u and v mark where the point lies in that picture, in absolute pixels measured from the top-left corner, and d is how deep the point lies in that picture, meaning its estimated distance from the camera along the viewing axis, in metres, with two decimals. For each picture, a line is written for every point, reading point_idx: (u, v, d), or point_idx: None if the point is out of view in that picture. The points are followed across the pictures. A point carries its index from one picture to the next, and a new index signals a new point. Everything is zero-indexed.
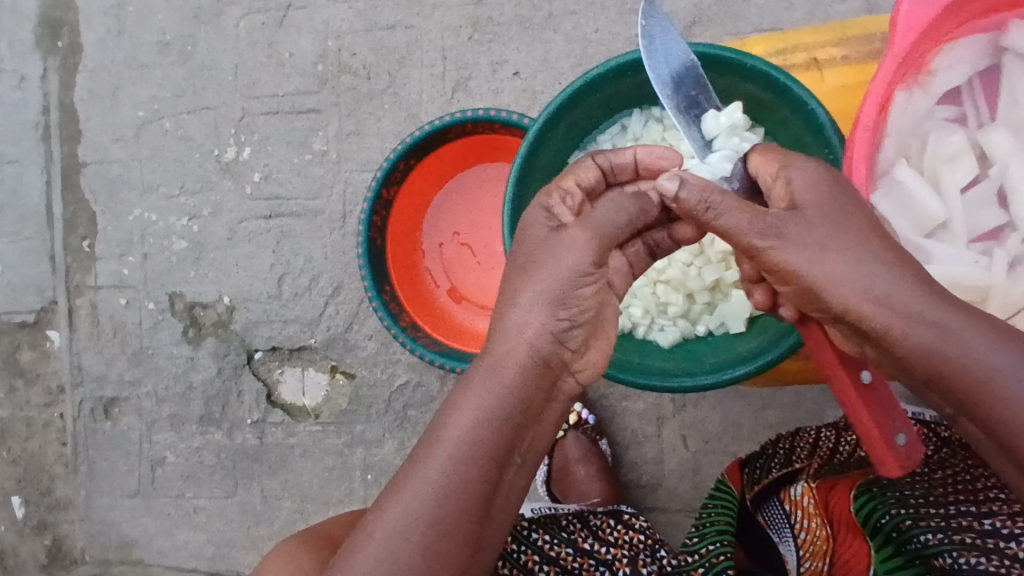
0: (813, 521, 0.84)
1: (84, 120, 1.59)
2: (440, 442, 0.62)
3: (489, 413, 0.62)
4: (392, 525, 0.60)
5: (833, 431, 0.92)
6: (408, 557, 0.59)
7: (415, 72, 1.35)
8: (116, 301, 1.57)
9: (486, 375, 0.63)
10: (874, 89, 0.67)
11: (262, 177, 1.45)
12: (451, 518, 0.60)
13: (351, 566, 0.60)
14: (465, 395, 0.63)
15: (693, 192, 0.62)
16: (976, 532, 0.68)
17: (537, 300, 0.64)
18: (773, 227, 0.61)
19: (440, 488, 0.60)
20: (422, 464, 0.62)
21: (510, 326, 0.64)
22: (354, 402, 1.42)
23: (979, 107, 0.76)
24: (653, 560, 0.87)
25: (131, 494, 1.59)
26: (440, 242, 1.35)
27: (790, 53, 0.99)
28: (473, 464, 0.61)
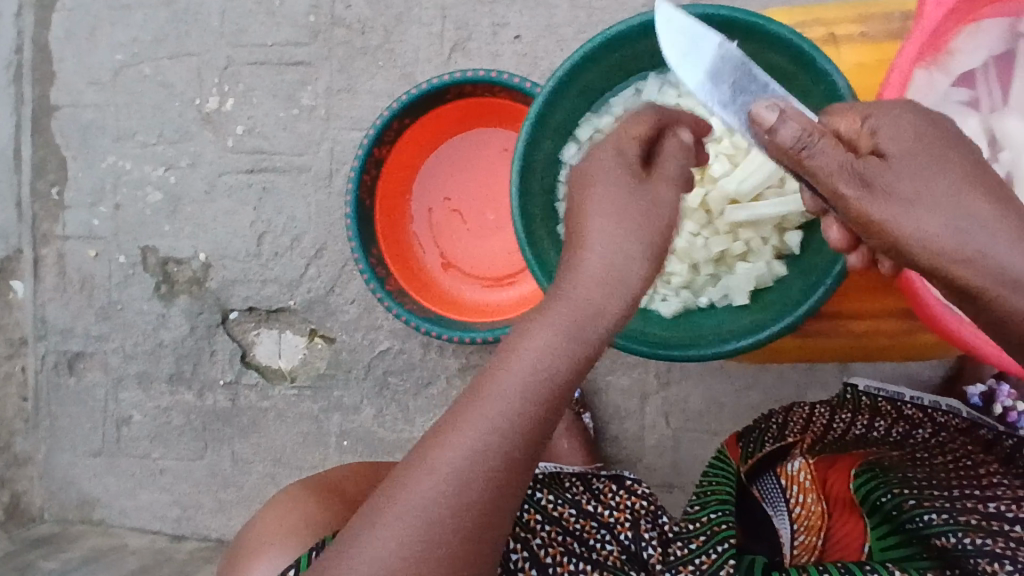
0: (809, 496, 0.90)
1: (58, 61, 1.51)
2: (504, 379, 0.60)
3: (563, 353, 0.59)
4: (449, 456, 0.59)
5: (826, 408, 0.97)
6: (464, 489, 0.58)
7: (413, 29, 1.30)
8: (85, 252, 1.50)
9: (553, 316, 0.60)
10: (899, 66, 0.67)
11: (245, 131, 1.39)
12: (514, 452, 0.59)
13: (408, 489, 0.59)
14: (539, 330, 0.60)
15: (790, 132, 0.57)
16: (981, 514, 0.74)
17: (615, 244, 0.61)
18: (861, 174, 0.58)
19: (502, 426, 0.59)
20: (488, 396, 0.60)
21: (584, 273, 0.60)
22: (332, 367, 1.39)
23: (993, 91, 0.75)
24: (655, 526, 0.92)
25: (95, 452, 1.54)
26: (430, 207, 1.31)
27: (809, 26, 0.96)
28: (542, 402, 0.59)
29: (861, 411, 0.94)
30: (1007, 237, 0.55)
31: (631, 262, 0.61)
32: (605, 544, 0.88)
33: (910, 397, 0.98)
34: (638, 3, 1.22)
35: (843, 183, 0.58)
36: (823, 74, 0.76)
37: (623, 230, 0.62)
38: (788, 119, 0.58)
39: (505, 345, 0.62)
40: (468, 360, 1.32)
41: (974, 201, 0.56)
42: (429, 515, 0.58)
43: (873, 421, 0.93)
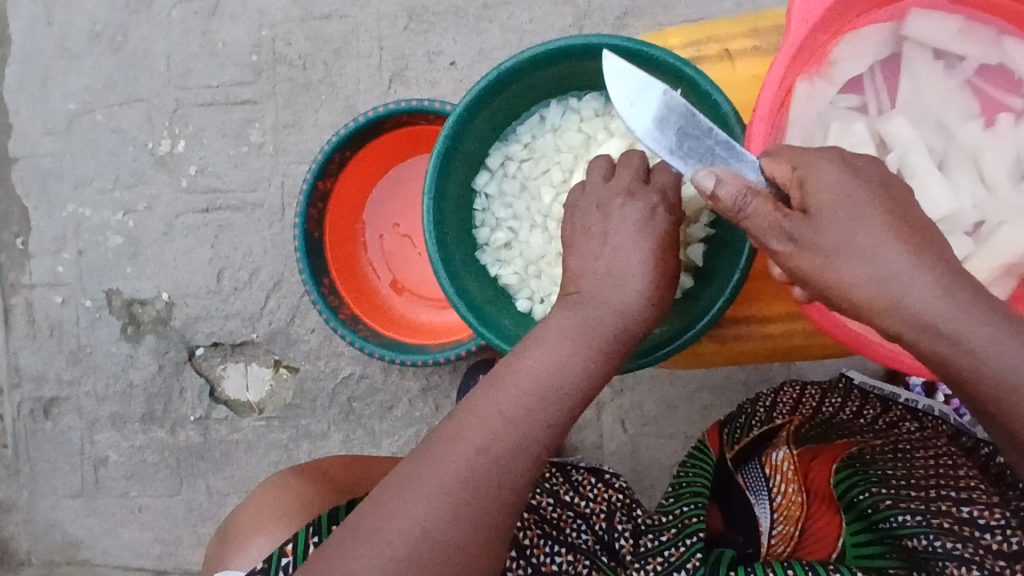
0: (790, 486, 0.94)
1: (13, 114, 1.54)
2: (530, 373, 0.68)
3: (582, 352, 0.69)
4: (478, 434, 0.64)
5: (817, 390, 1.03)
6: (489, 467, 0.63)
7: (352, 62, 1.34)
8: (52, 298, 1.53)
9: (578, 322, 0.70)
10: (771, 78, 0.70)
11: (198, 170, 1.42)
12: (535, 434, 0.66)
13: (440, 455, 0.64)
14: (564, 331, 0.70)
15: (730, 191, 0.62)
16: (954, 517, 0.78)
17: (637, 271, 0.72)
18: (787, 231, 0.60)
19: (525, 415, 0.66)
20: (515, 381, 0.67)
21: (608, 292, 0.71)
22: (299, 396, 1.41)
23: (879, 95, 0.78)
24: (629, 518, 0.93)
25: (75, 494, 1.56)
26: (380, 233, 1.34)
27: (704, 44, 1.00)
28: (563, 394, 0.67)
29: (850, 398, 1.00)
30: (924, 284, 0.56)
31: (646, 286, 0.72)
32: (581, 534, 0.90)
33: (903, 399, 1.00)
34: (566, 23, 1.25)
35: (771, 242, 0.61)
36: (710, 95, 0.78)
37: (643, 257, 0.72)
38: (725, 182, 0.62)
39: (529, 345, 0.70)
40: (428, 380, 1.35)
41: (893, 251, 0.57)
42: (461, 482, 0.62)
43: (862, 410, 0.99)
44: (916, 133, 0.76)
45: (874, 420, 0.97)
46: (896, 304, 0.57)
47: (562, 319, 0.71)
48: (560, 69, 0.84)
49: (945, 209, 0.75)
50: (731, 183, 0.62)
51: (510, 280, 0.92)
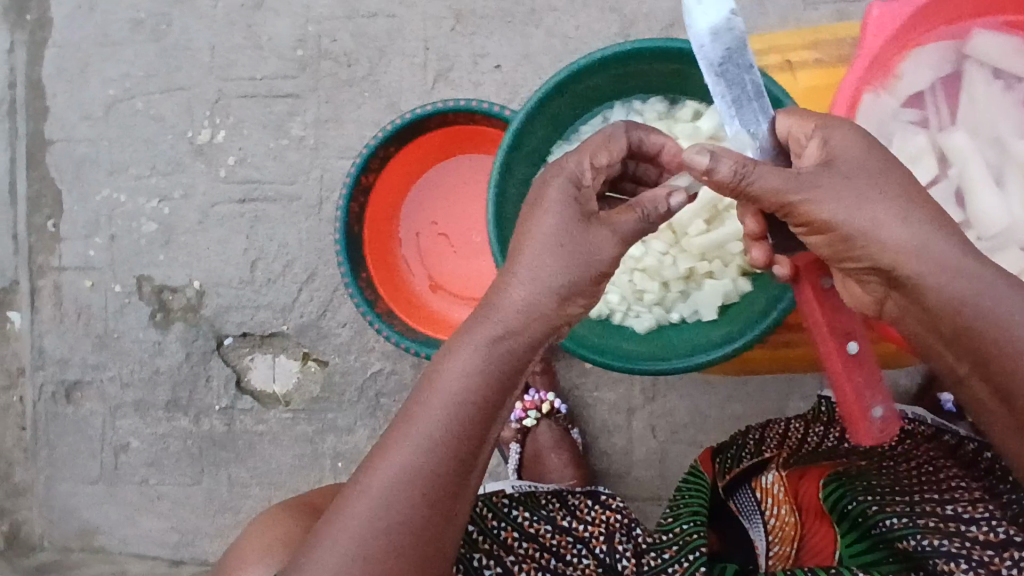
0: (782, 507, 0.94)
1: (51, 98, 1.55)
2: (437, 398, 0.65)
3: (485, 367, 0.65)
4: (397, 475, 0.64)
5: (801, 424, 1.02)
6: (406, 507, 0.63)
7: (396, 61, 1.35)
8: (81, 283, 1.53)
9: (483, 330, 0.66)
10: (844, 89, 0.73)
11: (236, 161, 1.43)
12: (444, 463, 0.64)
13: (351, 506, 0.64)
14: (463, 348, 0.66)
15: (729, 165, 0.63)
16: (939, 516, 0.79)
17: (538, 280, 0.67)
18: (808, 182, 0.64)
19: (434, 443, 0.64)
20: (419, 413, 0.65)
21: (510, 297, 0.67)
22: (326, 389, 1.42)
23: (942, 108, 0.80)
24: (630, 539, 0.91)
25: (93, 480, 1.56)
26: (417, 231, 1.35)
27: (766, 53, 1.03)
28: (468, 413, 0.64)
29: (833, 422, 0.98)
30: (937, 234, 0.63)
31: (546, 282, 0.66)
32: (581, 558, 0.87)
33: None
34: (612, 31, 1.27)
35: (790, 191, 0.64)
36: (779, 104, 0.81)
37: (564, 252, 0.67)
38: (721, 157, 0.64)
39: (436, 364, 0.67)
40: None
41: (911, 200, 0.65)
42: (375, 534, 0.63)
43: (844, 433, 0.96)
44: (977, 147, 0.78)
45: None
46: (917, 245, 0.63)
47: (469, 333, 0.66)
48: (628, 70, 0.87)
49: (1003, 221, 0.77)
50: (726, 157, 0.64)
51: None
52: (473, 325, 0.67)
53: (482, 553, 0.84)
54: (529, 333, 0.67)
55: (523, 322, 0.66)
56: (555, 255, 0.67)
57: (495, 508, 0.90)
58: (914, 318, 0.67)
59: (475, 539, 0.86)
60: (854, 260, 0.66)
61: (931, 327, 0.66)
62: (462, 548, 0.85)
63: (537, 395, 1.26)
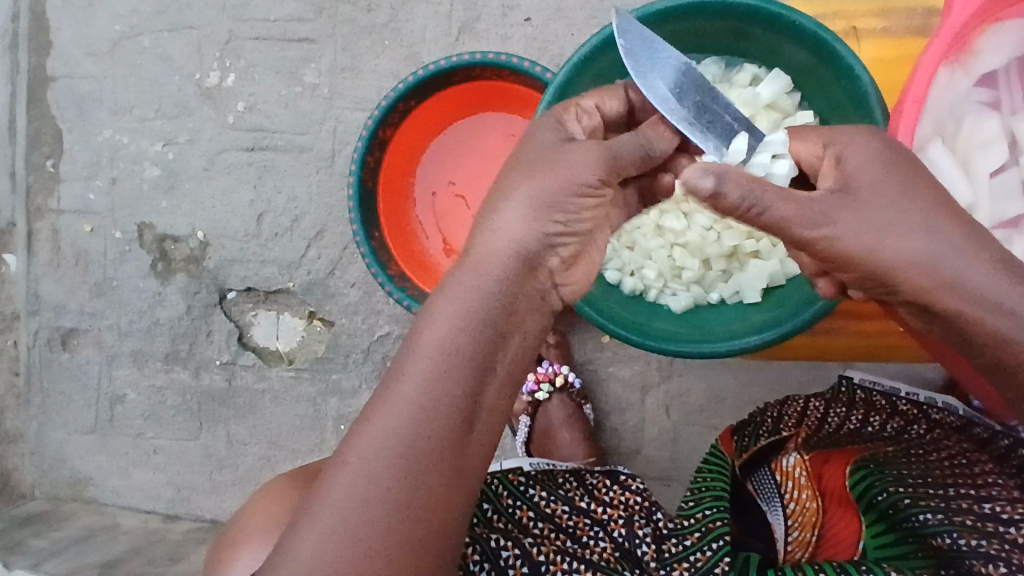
0: (804, 492, 0.88)
1: (55, 30, 1.47)
2: (415, 351, 0.59)
3: (466, 321, 0.58)
4: (376, 451, 0.57)
5: (821, 404, 0.98)
6: (389, 475, 0.57)
7: (420, 8, 1.28)
8: (80, 227, 1.47)
9: (463, 282, 0.59)
10: (924, 64, 0.70)
11: (246, 107, 1.36)
12: (431, 433, 0.57)
13: (330, 484, 0.58)
14: (442, 302, 0.59)
15: (733, 187, 0.56)
16: (977, 515, 0.73)
17: (516, 208, 0.60)
18: (822, 215, 0.58)
19: (417, 401, 0.57)
20: (399, 378, 0.59)
21: (489, 234, 0.61)
22: (331, 350, 1.37)
23: (1015, 91, 0.77)
24: (649, 522, 0.88)
25: (88, 430, 1.52)
26: (432, 190, 1.29)
27: (831, 19, 0.98)
28: (451, 374, 0.58)
29: (856, 405, 0.95)
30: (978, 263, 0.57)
31: (527, 216, 0.60)
32: (599, 541, 0.84)
33: (904, 394, 0.98)
34: None
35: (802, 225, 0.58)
36: (849, 70, 0.77)
37: (552, 179, 0.61)
38: (725, 180, 0.56)
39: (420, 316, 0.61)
40: None
41: (944, 228, 0.58)
42: (357, 515, 0.57)
43: (868, 417, 0.93)
44: None
45: (882, 429, 0.91)
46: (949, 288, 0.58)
47: (451, 278, 0.60)
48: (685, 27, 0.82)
49: None
50: (733, 180, 0.56)
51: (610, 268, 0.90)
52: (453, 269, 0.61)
53: (499, 534, 0.82)
54: (512, 269, 0.60)
55: (506, 257, 0.60)
56: (532, 173, 0.62)
57: (511, 487, 0.90)
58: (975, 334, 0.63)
59: (489, 518, 0.86)
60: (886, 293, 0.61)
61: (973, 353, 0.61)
62: (480, 528, 0.83)
63: (551, 367, 1.22)
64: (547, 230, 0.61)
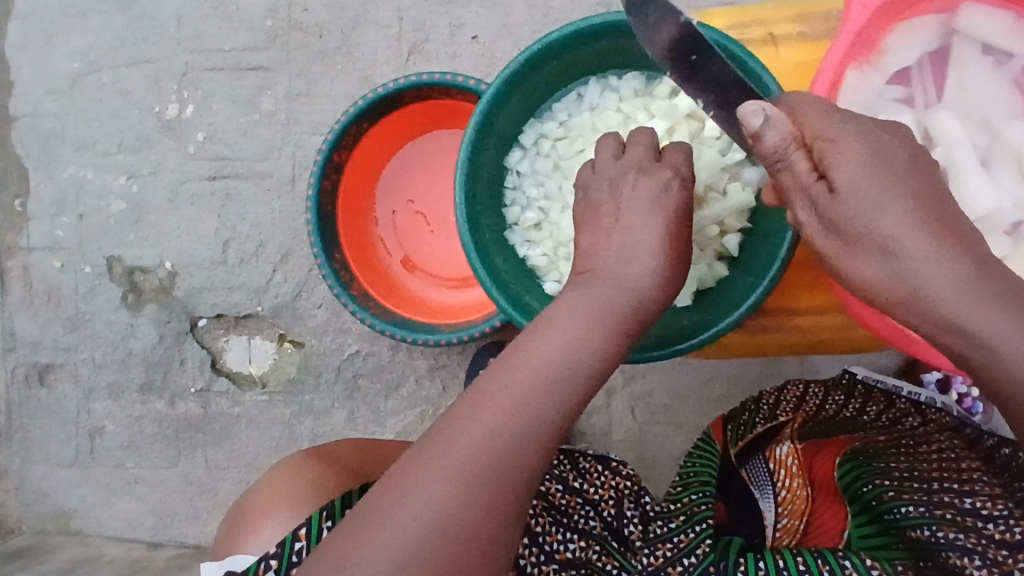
0: (795, 480, 0.90)
1: (16, 70, 1.49)
2: (552, 338, 0.66)
3: (604, 329, 0.67)
4: (507, 415, 0.62)
5: (820, 390, 0.98)
6: (513, 440, 0.61)
7: (370, 31, 1.30)
8: (50, 263, 1.49)
9: (609, 298, 0.68)
10: (825, 67, 0.73)
11: (206, 137, 1.38)
12: (554, 413, 0.63)
13: (456, 435, 0.61)
14: (584, 308, 0.68)
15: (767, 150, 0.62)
16: (956, 509, 0.77)
17: (652, 244, 0.71)
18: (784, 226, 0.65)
19: (550, 381, 0.63)
20: (536, 357, 0.65)
21: (629, 265, 0.70)
22: (303, 371, 1.39)
23: (927, 88, 0.79)
24: (637, 505, 0.92)
25: (68, 463, 1.54)
26: (393, 209, 1.32)
27: (748, 27, 0.98)
28: (581, 369, 0.65)
29: (856, 396, 0.95)
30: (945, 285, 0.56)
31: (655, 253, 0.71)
32: (589, 520, 0.88)
33: (905, 391, 0.96)
34: (593, 1, 1.21)
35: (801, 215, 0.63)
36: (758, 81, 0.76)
37: (657, 235, 0.72)
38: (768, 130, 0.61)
39: (530, 334, 0.67)
40: (437, 360, 1.33)
41: (915, 251, 0.57)
42: (482, 470, 0.59)
43: (865, 406, 0.94)
44: (963, 128, 0.77)
45: (877, 417, 0.92)
46: (906, 301, 0.58)
47: (571, 303, 0.69)
48: (601, 46, 0.84)
49: (988, 206, 0.75)
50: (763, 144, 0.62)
51: (539, 262, 0.92)
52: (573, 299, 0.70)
53: None
54: (631, 315, 0.68)
55: (627, 303, 0.68)
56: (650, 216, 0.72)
57: None
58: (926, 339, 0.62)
59: None
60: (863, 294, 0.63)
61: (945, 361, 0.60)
62: None
63: None
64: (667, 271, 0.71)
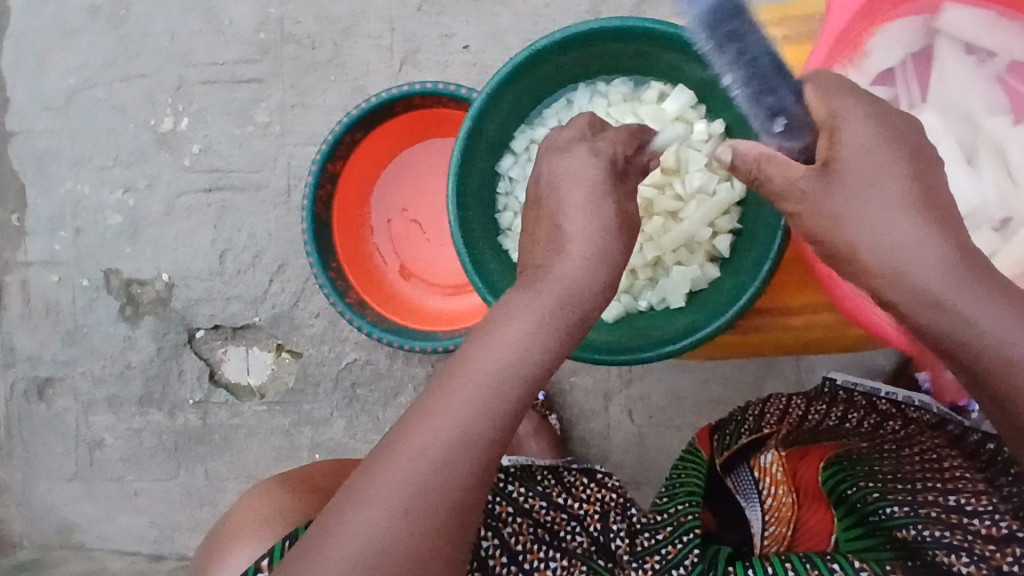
0: (780, 487, 0.92)
1: (11, 88, 1.50)
2: (484, 351, 0.64)
3: (535, 336, 0.65)
4: (437, 436, 0.61)
5: (803, 400, 0.98)
6: (444, 461, 0.61)
7: (361, 42, 1.31)
8: (48, 278, 1.50)
9: (540, 303, 0.66)
10: (808, 71, 0.74)
11: (201, 150, 1.39)
12: (486, 428, 0.62)
13: (386, 461, 0.62)
14: (515, 314, 0.66)
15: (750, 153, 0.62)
16: (942, 507, 0.78)
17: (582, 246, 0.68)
18: (792, 184, 0.61)
19: (480, 396, 0.63)
20: (468, 372, 0.64)
21: (559, 266, 0.67)
22: (301, 380, 1.39)
23: (911, 88, 0.80)
24: (624, 518, 0.91)
25: (69, 477, 1.54)
26: (388, 218, 1.32)
27: None
28: (514, 379, 0.63)
29: (836, 403, 0.96)
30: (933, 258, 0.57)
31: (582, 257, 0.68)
32: (576, 536, 0.87)
33: (884, 392, 0.97)
34: (581, 9, 1.23)
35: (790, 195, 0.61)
36: None
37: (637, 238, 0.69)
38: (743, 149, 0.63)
39: (466, 347, 0.66)
40: (434, 367, 1.33)
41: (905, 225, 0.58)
42: (411, 495, 0.60)
43: (847, 414, 0.94)
44: (947, 125, 0.78)
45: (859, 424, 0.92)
46: (888, 280, 0.58)
47: (508, 309, 0.66)
48: (590, 51, 0.85)
49: (974, 203, 0.76)
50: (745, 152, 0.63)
51: None
52: (511, 306, 0.67)
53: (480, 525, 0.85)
54: (569, 320, 0.66)
55: (564, 308, 0.66)
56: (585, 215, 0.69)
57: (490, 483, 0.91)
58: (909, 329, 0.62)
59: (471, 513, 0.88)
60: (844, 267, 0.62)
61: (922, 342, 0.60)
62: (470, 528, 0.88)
63: None
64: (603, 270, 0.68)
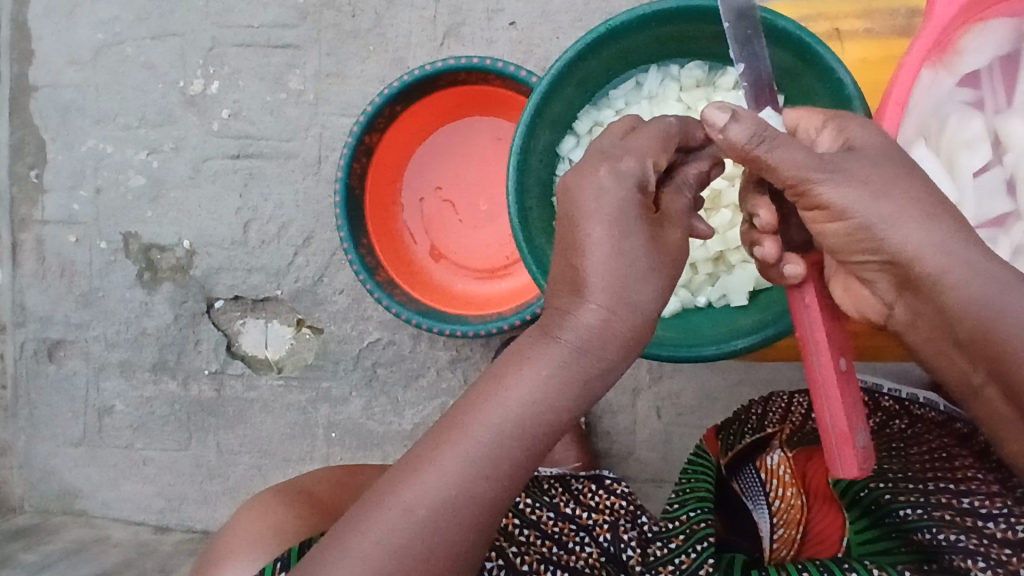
0: (788, 490, 0.88)
1: (37, 39, 1.45)
2: (487, 406, 0.61)
3: (542, 398, 0.60)
4: (427, 489, 0.60)
5: (806, 397, 0.93)
6: (431, 517, 0.59)
7: (404, 12, 1.27)
8: (64, 237, 1.46)
9: (551, 360, 0.60)
10: (907, 67, 0.72)
11: (230, 114, 1.35)
12: (478, 489, 0.60)
13: (377, 508, 0.61)
14: (522, 367, 0.60)
15: (745, 126, 0.59)
16: (956, 510, 0.75)
17: (599, 296, 0.59)
18: (830, 162, 0.59)
19: (476, 455, 0.60)
20: (470, 424, 0.61)
21: (574, 317, 0.60)
22: (321, 357, 1.36)
23: (998, 92, 0.78)
24: (634, 526, 0.89)
25: (76, 442, 1.51)
26: (421, 196, 1.28)
27: (815, 20, 1.02)
28: (514, 440, 0.60)
29: None
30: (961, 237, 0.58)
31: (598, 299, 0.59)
32: (585, 546, 0.86)
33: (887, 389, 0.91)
34: None
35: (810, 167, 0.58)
36: (831, 73, 0.79)
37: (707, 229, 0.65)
38: (740, 117, 0.59)
39: (474, 392, 0.63)
40: (459, 352, 1.30)
41: (935, 206, 0.59)
42: (393, 549, 0.59)
43: None
44: None
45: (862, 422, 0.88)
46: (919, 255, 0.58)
47: (518, 357, 0.62)
48: (667, 30, 0.83)
49: None
50: (747, 120, 0.59)
51: None
52: (523, 353, 0.62)
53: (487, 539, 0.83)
54: (580, 382, 0.60)
55: (577, 364, 0.60)
56: (609, 243, 0.59)
57: None
58: (926, 322, 0.63)
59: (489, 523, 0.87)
60: (869, 252, 0.60)
61: (946, 325, 0.60)
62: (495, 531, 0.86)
63: None
64: (629, 321, 0.59)
